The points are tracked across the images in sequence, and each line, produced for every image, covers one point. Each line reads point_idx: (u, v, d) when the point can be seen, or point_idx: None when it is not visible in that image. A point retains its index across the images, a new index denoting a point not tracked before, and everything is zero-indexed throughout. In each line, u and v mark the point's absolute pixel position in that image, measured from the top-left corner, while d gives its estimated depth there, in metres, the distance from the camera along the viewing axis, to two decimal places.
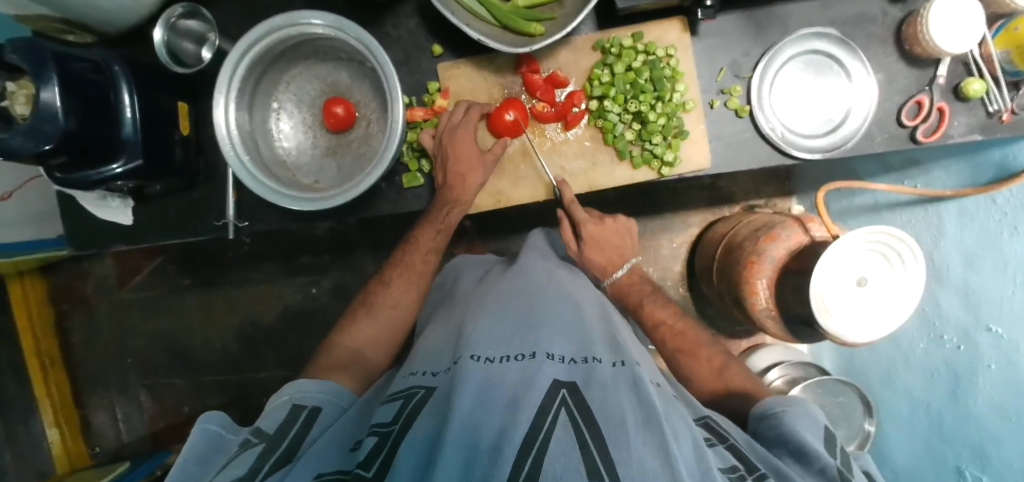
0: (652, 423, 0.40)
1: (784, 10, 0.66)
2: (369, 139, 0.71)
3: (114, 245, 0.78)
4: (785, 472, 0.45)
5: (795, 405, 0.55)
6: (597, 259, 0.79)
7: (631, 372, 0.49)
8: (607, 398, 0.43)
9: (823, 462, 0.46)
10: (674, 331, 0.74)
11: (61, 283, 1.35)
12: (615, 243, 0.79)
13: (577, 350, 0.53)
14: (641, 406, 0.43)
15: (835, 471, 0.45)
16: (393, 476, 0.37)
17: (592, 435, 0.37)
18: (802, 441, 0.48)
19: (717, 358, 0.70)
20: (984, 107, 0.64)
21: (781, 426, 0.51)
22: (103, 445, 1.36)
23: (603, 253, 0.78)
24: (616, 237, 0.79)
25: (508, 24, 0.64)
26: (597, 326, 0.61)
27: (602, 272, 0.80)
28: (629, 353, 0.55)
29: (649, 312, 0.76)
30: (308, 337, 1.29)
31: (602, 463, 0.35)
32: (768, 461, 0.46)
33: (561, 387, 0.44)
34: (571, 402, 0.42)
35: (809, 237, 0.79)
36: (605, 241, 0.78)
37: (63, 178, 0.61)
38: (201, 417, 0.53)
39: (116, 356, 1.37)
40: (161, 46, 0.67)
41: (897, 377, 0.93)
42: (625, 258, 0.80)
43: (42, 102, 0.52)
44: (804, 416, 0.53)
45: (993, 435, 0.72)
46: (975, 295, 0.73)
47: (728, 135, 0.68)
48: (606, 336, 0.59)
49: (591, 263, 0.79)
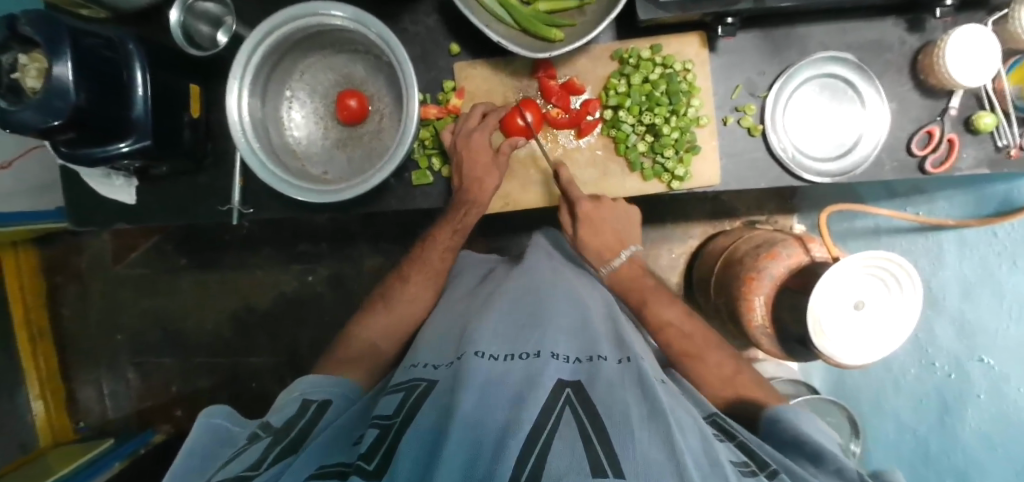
0: (657, 417, 0.40)
1: (803, 32, 0.66)
2: (380, 134, 0.71)
3: (115, 223, 0.77)
4: (795, 469, 0.44)
5: (804, 414, 0.56)
6: (592, 241, 0.71)
7: (637, 367, 0.48)
8: (611, 396, 0.43)
9: (841, 464, 0.46)
10: (684, 333, 0.68)
11: (56, 256, 1.34)
12: (615, 230, 0.71)
13: (581, 352, 0.53)
14: (646, 401, 0.42)
15: (852, 472, 0.45)
16: (398, 471, 0.36)
17: (597, 434, 0.37)
18: (817, 443, 0.48)
19: (727, 364, 0.66)
20: (993, 141, 0.64)
21: (798, 429, 0.51)
22: (87, 420, 1.35)
23: (600, 237, 0.71)
24: (615, 223, 0.71)
25: (527, 28, 0.64)
26: (603, 326, 0.61)
27: (597, 261, 0.73)
28: (636, 350, 0.55)
29: (655, 308, 0.70)
30: (302, 325, 1.28)
31: (606, 459, 0.34)
32: (776, 457, 0.45)
33: (565, 387, 0.44)
34: (575, 402, 0.42)
35: (809, 256, 0.80)
36: (602, 220, 0.70)
37: (69, 153, 0.59)
38: (206, 412, 0.55)
39: (107, 332, 1.35)
40: (176, 27, 0.67)
41: (886, 402, 0.93)
42: (624, 245, 0.72)
43: (54, 77, 0.52)
44: (819, 428, 0.54)
45: (977, 460, 0.75)
46: (970, 325, 0.75)
47: (739, 152, 0.69)
48: (611, 334, 0.58)
49: (585, 247, 0.72)
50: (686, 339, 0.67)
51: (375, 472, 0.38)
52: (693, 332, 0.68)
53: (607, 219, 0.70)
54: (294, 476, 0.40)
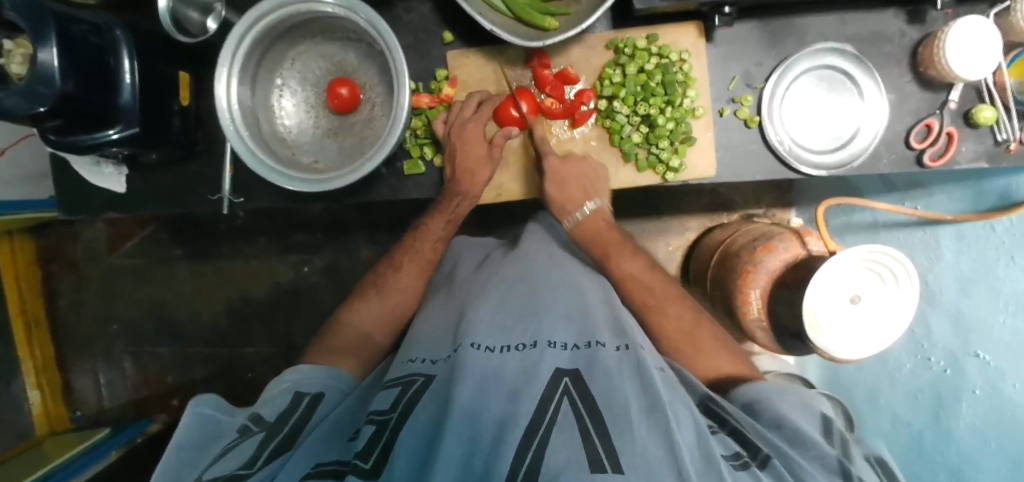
0: (656, 411, 0.39)
1: (801, 23, 0.65)
2: (372, 123, 0.70)
3: (107, 211, 0.76)
4: (786, 455, 0.44)
5: (787, 393, 0.54)
6: (557, 194, 0.70)
7: (636, 355, 0.48)
8: (609, 386, 0.42)
9: (823, 450, 0.45)
10: (643, 285, 0.69)
11: (52, 245, 1.34)
12: (581, 182, 0.69)
13: (578, 335, 0.52)
14: (644, 393, 0.42)
15: (835, 459, 0.44)
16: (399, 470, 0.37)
17: (596, 427, 0.37)
18: (799, 428, 0.48)
19: None
20: (992, 135, 0.63)
21: (776, 411, 0.50)
22: (85, 410, 1.35)
23: (565, 191, 0.69)
24: (581, 175, 0.69)
25: (522, 17, 0.63)
26: (600, 309, 0.59)
27: (563, 212, 0.72)
28: (636, 338, 0.53)
29: (617, 264, 0.70)
30: (297, 315, 1.28)
31: (605, 454, 0.34)
32: (767, 440, 0.45)
33: (564, 376, 0.43)
34: (574, 392, 0.41)
35: (806, 250, 0.79)
36: (569, 175, 0.68)
37: (57, 140, 0.59)
38: (195, 400, 0.54)
39: (103, 321, 1.36)
40: (164, 12, 0.64)
41: (882, 396, 0.92)
42: (589, 199, 0.70)
43: (39, 63, 0.51)
44: (802, 407, 0.52)
45: (971, 458, 0.75)
46: (966, 319, 0.75)
47: (736, 144, 0.68)
48: (608, 319, 0.57)
49: (550, 200, 0.70)
50: (694, 337, 0.64)
51: (373, 471, 0.38)
52: (652, 284, 0.69)
53: (572, 171, 0.68)
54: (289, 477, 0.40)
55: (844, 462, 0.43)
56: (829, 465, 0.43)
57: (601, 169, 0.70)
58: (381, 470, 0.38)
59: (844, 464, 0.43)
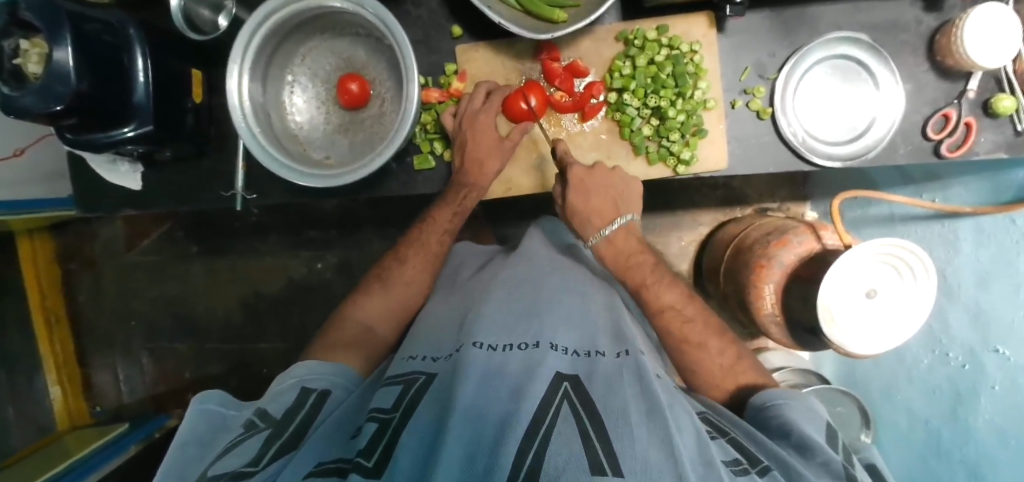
0: (656, 414, 0.39)
1: (814, 12, 0.64)
2: (382, 118, 0.70)
3: (124, 208, 0.77)
4: (788, 464, 0.43)
5: (798, 400, 0.54)
6: (583, 205, 0.70)
7: (636, 362, 0.48)
8: (609, 391, 0.42)
9: (828, 455, 0.45)
10: (683, 316, 0.66)
11: (70, 243, 1.37)
12: (609, 195, 0.69)
13: (580, 341, 0.53)
14: (644, 397, 0.42)
15: (839, 465, 0.44)
16: (399, 465, 0.37)
17: (596, 428, 0.37)
18: (804, 433, 0.48)
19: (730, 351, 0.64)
20: (1012, 125, 0.62)
21: (784, 418, 0.50)
22: (103, 405, 1.38)
23: (591, 206, 0.69)
24: (610, 185, 0.69)
25: (531, 9, 0.63)
26: (602, 317, 0.60)
27: (589, 229, 0.72)
28: (634, 343, 0.55)
29: (655, 294, 0.67)
30: (309, 311, 1.30)
31: (606, 458, 0.34)
32: (768, 452, 0.45)
33: (564, 380, 0.44)
34: (574, 396, 0.41)
35: (821, 244, 0.77)
36: (595, 185, 0.68)
37: (74, 139, 0.61)
38: (201, 396, 0.55)
39: (120, 317, 1.38)
40: (177, 10, 0.65)
41: (898, 392, 0.90)
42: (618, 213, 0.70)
43: (54, 62, 0.52)
44: (808, 411, 0.52)
45: (989, 453, 0.75)
46: (985, 314, 0.74)
47: (748, 136, 0.67)
48: (608, 325, 0.58)
49: (577, 215, 0.71)
50: (738, 369, 0.63)
51: (375, 470, 0.37)
52: (693, 317, 0.66)
53: (600, 184, 0.68)
54: (292, 473, 0.40)
55: (848, 467, 0.44)
56: (834, 471, 0.43)
57: (631, 181, 0.69)
58: (383, 471, 0.37)
59: (848, 469, 0.44)
